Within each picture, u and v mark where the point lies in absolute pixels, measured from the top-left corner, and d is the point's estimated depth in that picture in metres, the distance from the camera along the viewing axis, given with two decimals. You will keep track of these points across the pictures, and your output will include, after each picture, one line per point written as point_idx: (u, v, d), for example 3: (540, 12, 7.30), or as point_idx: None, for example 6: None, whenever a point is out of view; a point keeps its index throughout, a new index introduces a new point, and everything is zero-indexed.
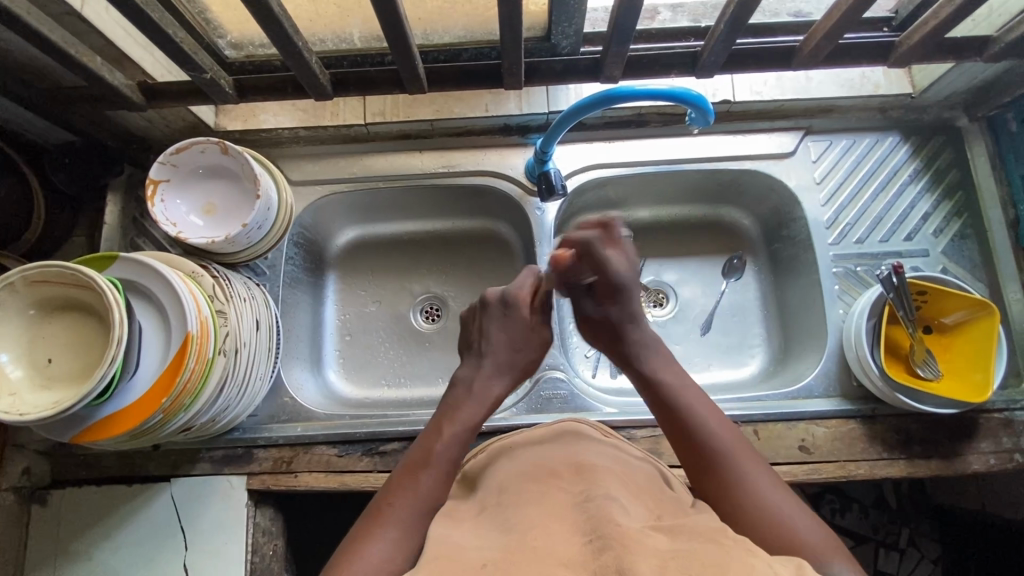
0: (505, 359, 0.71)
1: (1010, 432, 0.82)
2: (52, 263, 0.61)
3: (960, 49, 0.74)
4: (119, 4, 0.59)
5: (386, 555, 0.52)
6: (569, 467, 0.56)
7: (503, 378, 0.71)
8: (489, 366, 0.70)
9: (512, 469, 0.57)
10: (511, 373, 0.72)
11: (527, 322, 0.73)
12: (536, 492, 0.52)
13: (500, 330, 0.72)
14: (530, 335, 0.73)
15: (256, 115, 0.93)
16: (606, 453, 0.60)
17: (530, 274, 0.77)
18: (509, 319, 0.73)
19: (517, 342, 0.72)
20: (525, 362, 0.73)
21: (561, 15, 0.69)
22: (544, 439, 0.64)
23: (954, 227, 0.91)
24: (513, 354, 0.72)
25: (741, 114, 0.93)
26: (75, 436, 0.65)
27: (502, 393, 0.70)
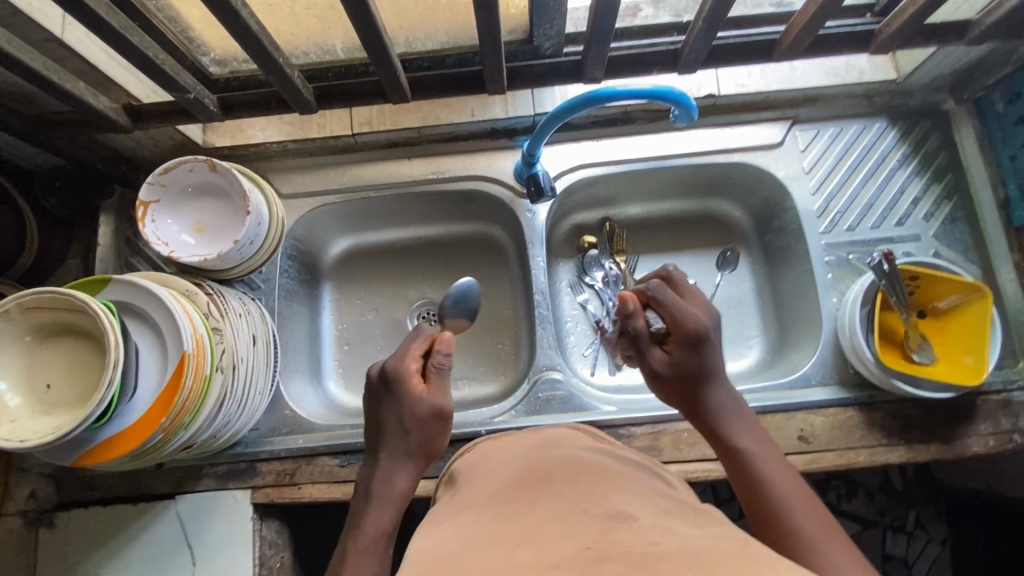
0: (415, 444, 0.67)
1: (1008, 413, 0.82)
2: (44, 290, 0.62)
3: (941, 34, 0.74)
4: (98, 30, 0.59)
5: None
6: (562, 463, 0.55)
7: (407, 468, 0.66)
8: (393, 451, 0.66)
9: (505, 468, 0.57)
10: (412, 461, 0.67)
11: (419, 403, 0.66)
12: (532, 488, 0.51)
13: (394, 415, 0.67)
14: (423, 415, 0.66)
15: (243, 131, 0.94)
16: (601, 450, 0.62)
17: (419, 336, 0.71)
18: (397, 404, 0.67)
19: (409, 425, 0.66)
20: (428, 443, 0.67)
21: (543, 18, 0.69)
22: (537, 440, 0.64)
23: (945, 210, 0.91)
24: (414, 435, 0.66)
25: (727, 107, 0.93)
26: (77, 459, 0.66)
27: (406, 483, 0.66)
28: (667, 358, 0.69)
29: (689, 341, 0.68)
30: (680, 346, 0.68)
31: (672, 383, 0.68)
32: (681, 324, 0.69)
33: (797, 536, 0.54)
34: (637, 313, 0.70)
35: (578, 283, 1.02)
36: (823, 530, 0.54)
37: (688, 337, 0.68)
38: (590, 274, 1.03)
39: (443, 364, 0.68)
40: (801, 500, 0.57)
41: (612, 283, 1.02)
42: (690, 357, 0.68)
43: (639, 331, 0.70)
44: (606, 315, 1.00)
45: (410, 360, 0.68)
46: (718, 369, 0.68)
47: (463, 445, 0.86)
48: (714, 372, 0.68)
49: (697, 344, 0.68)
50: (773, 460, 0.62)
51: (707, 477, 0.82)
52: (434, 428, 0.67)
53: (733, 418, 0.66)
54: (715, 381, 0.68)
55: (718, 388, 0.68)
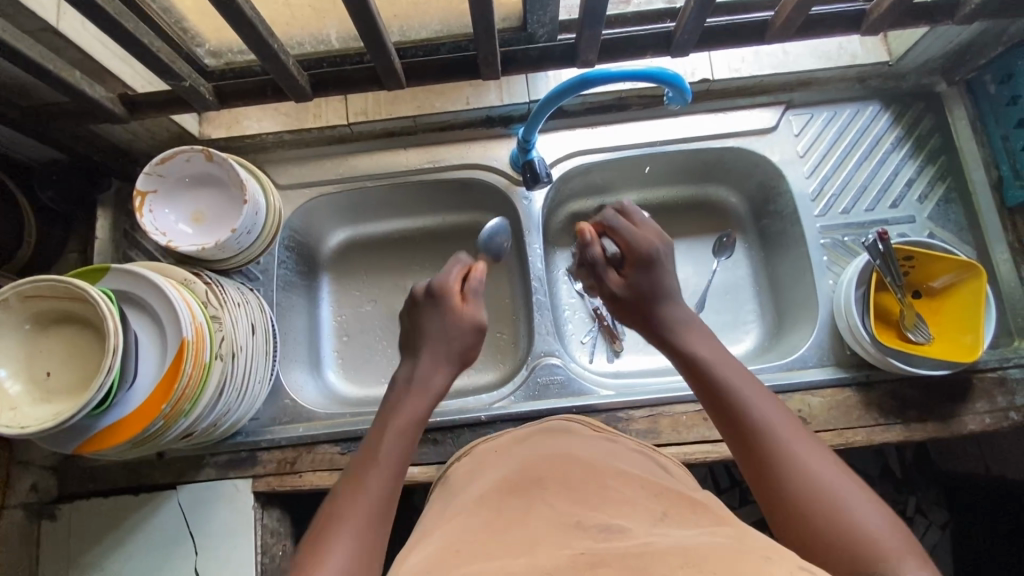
0: (432, 367, 0.70)
1: (1004, 391, 0.83)
2: (43, 277, 0.62)
3: (931, 13, 0.74)
4: (94, 17, 0.59)
5: (347, 549, 0.53)
6: (557, 462, 0.58)
7: (443, 364, 0.70)
8: (407, 381, 0.69)
9: (502, 466, 0.61)
10: (452, 361, 0.71)
11: (462, 316, 0.72)
12: (528, 492, 0.54)
13: (433, 327, 0.71)
14: (464, 323, 0.72)
15: (239, 122, 0.94)
16: (596, 445, 0.64)
17: (457, 262, 0.76)
18: (442, 315, 0.72)
19: (451, 330, 0.71)
20: (466, 351, 0.72)
21: (536, 3, 0.69)
22: (534, 433, 0.67)
23: (939, 191, 0.92)
24: (429, 362, 0.70)
25: (720, 92, 0.94)
26: (78, 447, 0.66)
27: (445, 381, 0.70)
28: (624, 280, 0.74)
29: (641, 259, 0.73)
30: (634, 267, 0.73)
31: (633, 306, 0.73)
32: (634, 248, 0.73)
33: (802, 477, 0.53)
34: (595, 243, 0.77)
35: None
36: (822, 464, 0.54)
37: (641, 258, 0.73)
38: None
39: (478, 288, 0.75)
40: (795, 436, 0.57)
41: None
42: (645, 277, 0.72)
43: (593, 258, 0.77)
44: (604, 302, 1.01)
45: (455, 278, 0.74)
46: (672, 288, 0.72)
47: (463, 432, 0.86)
48: (666, 289, 0.72)
49: (649, 264, 0.72)
50: (764, 399, 0.60)
51: (705, 459, 0.82)
52: (471, 338, 0.72)
53: (714, 359, 0.64)
54: (675, 300, 0.72)
55: (679, 306, 0.71)
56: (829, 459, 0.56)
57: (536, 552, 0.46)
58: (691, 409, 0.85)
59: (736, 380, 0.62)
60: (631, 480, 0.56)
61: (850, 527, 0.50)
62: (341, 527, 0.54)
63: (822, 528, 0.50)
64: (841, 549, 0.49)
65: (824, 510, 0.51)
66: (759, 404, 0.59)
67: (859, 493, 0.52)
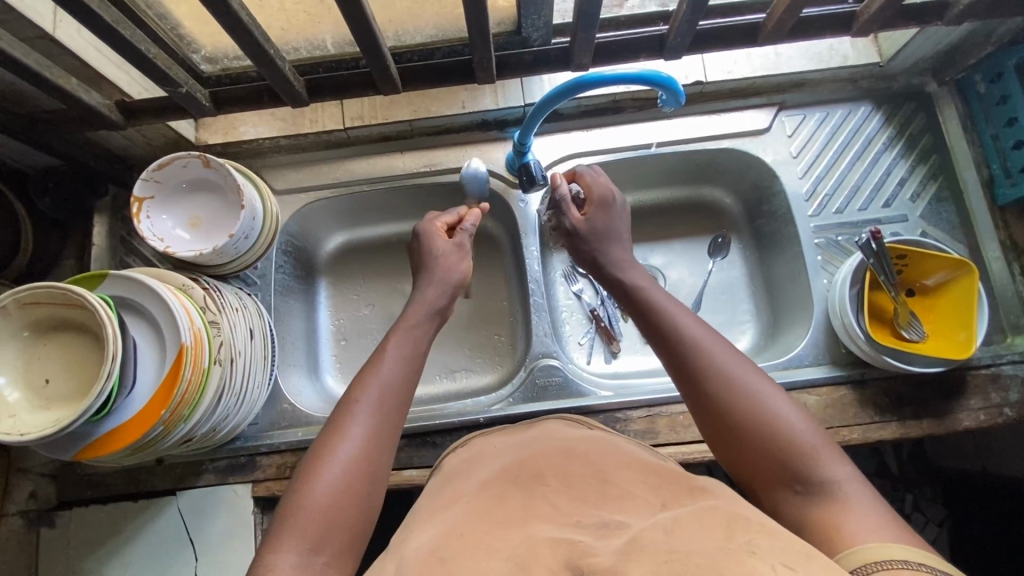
0: (427, 304, 0.74)
1: (998, 387, 0.84)
2: (41, 285, 0.62)
3: (920, 15, 0.75)
4: (90, 25, 0.60)
5: (341, 470, 0.55)
6: (555, 458, 0.60)
7: (443, 287, 0.76)
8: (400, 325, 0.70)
9: (500, 459, 0.62)
10: (436, 277, 0.77)
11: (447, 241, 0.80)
12: (526, 488, 0.56)
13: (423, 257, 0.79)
14: (440, 247, 0.79)
15: (235, 127, 0.94)
16: (594, 438, 0.65)
17: (452, 211, 0.85)
18: (428, 242, 0.80)
19: (434, 254, 0.79)
20: (449, 267, 0.78)
21: (529, 8, 0.70)
22: (531, 428, 0.69)
23: (931, 190, 0.93)
24: (416, 305, 0.73)
25: (714, 94, 0.94)
26: (77, 454, 0.66)
27: (435, 294, 0.75)
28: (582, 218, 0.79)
29: (596, 200, 0.79)
30: (593, 207, 0.79)
31: (586, 241, 0.79)
32: (595, 189, 0.80)
33: (745, 406, 0.58)
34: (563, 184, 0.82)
35: (572, 272, 1.03)
36: (762, 389, 0.59)
37: (599, 199, 0.79)
38: None
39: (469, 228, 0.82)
40: (736, 366, 0.60)
41: None
42: (601, 218, 0.79)
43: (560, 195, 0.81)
44: (601, 303, 1.01)
45: (444, 215, 0.83)
46: (619, 231, 0.80)
47: (462, 434, 0.86)
48: (615, 234, 0.79)
49: (603, 203, 0.79)
50: (708, 338, 0.63)
51: (704, 459, 0.83)
52: (459, 257, 0.80)
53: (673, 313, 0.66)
54: (622, 241, 0.79)
55: (625, 246, 0.79)
56: (769, 383, 0.60)
57: (536, 551, 0.46)
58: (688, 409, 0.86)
59: (684, 324, 0.65)
60: (626, 473, 0.58)
61: (790, 448, 0.55)
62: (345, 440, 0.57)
63: (766, 452, 0.56)
64: (784, 467, 0.55)
65: (767, 437, 0.56)
66: (703, 342, 0.62)
67: (796, 412, 0.57)
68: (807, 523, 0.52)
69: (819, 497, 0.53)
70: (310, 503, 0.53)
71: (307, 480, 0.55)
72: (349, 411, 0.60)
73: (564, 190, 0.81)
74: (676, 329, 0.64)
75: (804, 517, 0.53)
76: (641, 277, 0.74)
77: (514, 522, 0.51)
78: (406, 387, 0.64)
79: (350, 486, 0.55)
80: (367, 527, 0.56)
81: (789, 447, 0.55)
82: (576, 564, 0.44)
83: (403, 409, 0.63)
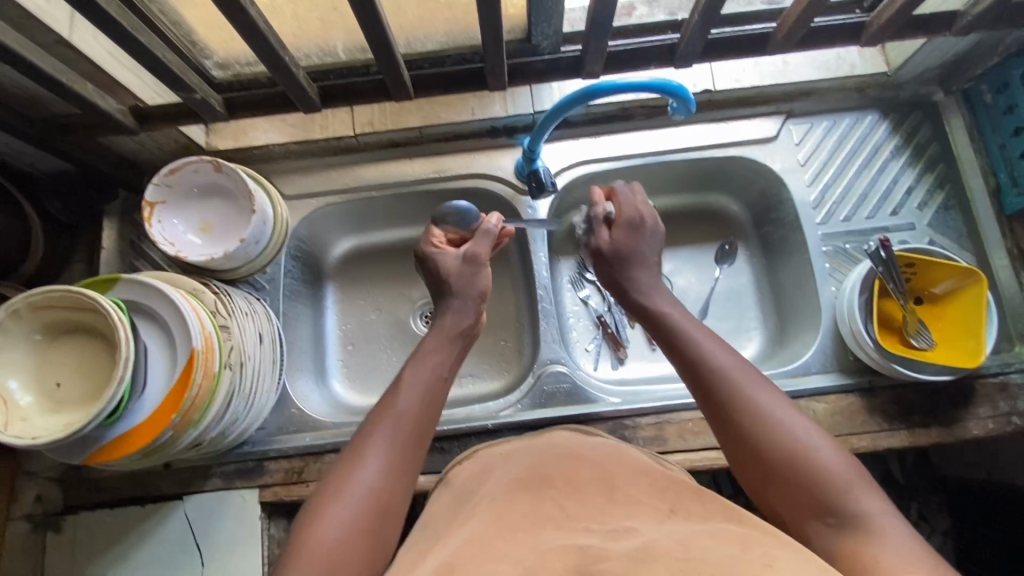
0: (450, 330, 0.74)
1: (1006, 396, 0.83)
2: (55, 287, 0.62)
3: (928, 25, 0.76)
4: (107, 30, 0.60)
5: (348, 513, 0.56)
6: (564, 462, 0.60)
7: (467, 308, 0.76)
8: (421, 353, 0.71)
9: (510, 465, 0.62)
10: (462, 298, 0.77)
11: (453, 256, 0.80)
12: (537, 495, 0.56)
13: (435, 278, 0.80)
14: (453, 266, 0.79)
15: (246, 133, 0.95)
16: (605, 444, 0.65)
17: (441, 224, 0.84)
18: (430, 264, 0.80)
19: (449, 276, 0.79)
20: (470, 286, 0.78)
21: (541, 16, 0.71)
22: (540, 435, 0.69)
23: (937, 199, 0.93)
24: (436, 333, 0.74)
25: (723, 102, 0.95)
26: (87, 458, 0.66)
27: (459, 318, 0.76)
28: (613, 243, 0.78)
29: (628, 223, 0.78)
30: (620, 230, 0.78)
31: (608, 263, 0.78)
32: (626, 213, 0.79)
33: (773, 439, 0.57)
34: (600, 203, 0.81)
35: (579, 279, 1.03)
36: (794, 423, 0.57)
37: (631, 222, 0.78)
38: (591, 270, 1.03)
39: (491, 230, 0.80)
40: (766, 399, 0.59)
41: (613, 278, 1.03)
42: (626, 241, 0.77)
43: (601, 214, 0.80)
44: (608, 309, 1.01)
45: (433, 231, 0.83)
46: (645, 255, 0.77)
47: (469, 439, 0.86)
48: (642, 257, 0.77)
49: (633, 227, 0.78)
50: (739, 369, 0.61)
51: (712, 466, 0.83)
52: (472, 270, 0.78)
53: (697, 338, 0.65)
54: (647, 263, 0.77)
55: (648, 266, 0.77)
56: (800, 416, 0.59)
57: (552, 559, 0.46)
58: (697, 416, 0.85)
59: (708, 351, 0.63)
60: (636, 478, 0.58)
61: (822, 483, 0.54)
62: (358, 475, 0.58)
63: (797, 485, 0.55)
64: (815, 502, 0.54)
65: (798, 472, 0.55)
66: (732, 374, 0.61)
67: (828, 445, 0.56)
68: (839, 558, 0.51)
69: (851, 534, 0.52)
70: (317, 544, 0.53)
71: (319, 513, 0.56)
72: (362, 445, 0.61)
73: (598, 212, 0.80)
74: (703, 357, 0.63)
75: (833, 549, 0.52)
76: (668, 302, 0.72)
77: (528, 528, 0.51)
78: (423, 422, 0.64)
79: (360, 521, 0.56)
80: (380, 561, 0.56)
81: (822, 483, 0.54)
82: (594, 571, 0.44)
83: (417, 443, 0.63)
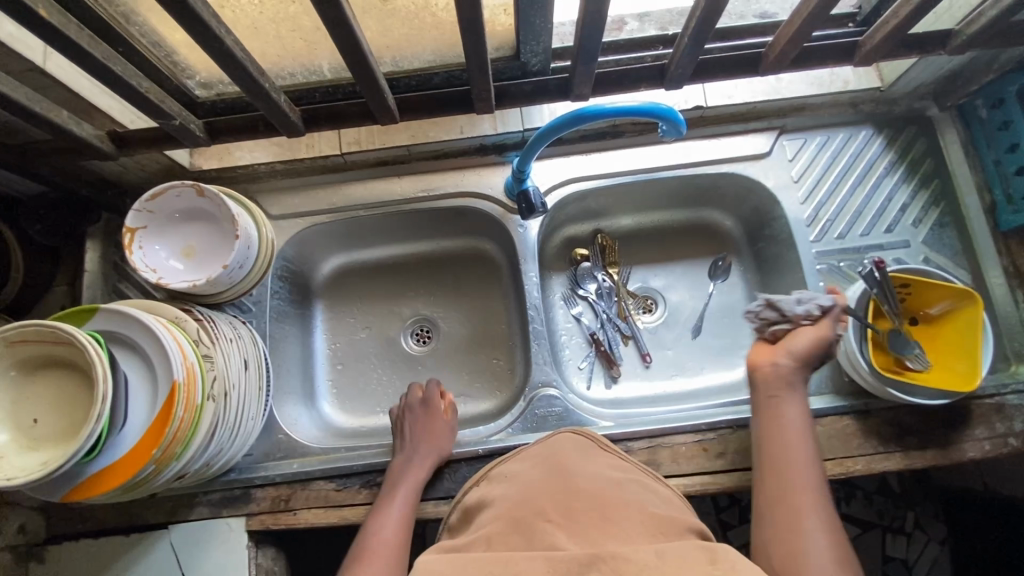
0: (413, 483, 0.80)
1: (1002, 417, 0.83)
2: (29, 323, 0.61)
3: (923, 44, 0.74)
4: (80, 62, 0.58)
5: None
6: (561, 496, 0.59)
7: (429, 462, 0.83)
8: (383, 506, 0.78)
9: (506, 498, 0.62)
10: (434, 457, 0.83)
11: (443, 421, 0.87)
12: (528, 525, 0.55)
13: (416, 430, 0.85)
14: (440, 427, 0.86)
15: (230, 153, 0.93)
16: (603, 474, 0.64)
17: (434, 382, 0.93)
18: (424, 419, 0.87)
19: (432, 431, 0.85)
20: (441, 446, 0.85)
21: (529, 34, 0.69)
22: (541, 464, 0.68)
23: (932, 216, 0.92)
24: (399, 486, 0.80)
25: (714, 118, 0.94)
26: (67, 494, 0.65)
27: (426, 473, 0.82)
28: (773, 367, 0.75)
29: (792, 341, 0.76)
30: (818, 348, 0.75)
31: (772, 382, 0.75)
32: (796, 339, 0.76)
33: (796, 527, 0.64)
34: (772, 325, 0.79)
35: (571, 295, 1.03)
36: (829, 558, 0.61)
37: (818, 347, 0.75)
38: (583, 286, 1.03)
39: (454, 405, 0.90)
40: (816, 532, 0.63)
41: (605, 295, 1.03)
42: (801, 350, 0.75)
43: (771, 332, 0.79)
44: (600, 327, 1.00)
45: (437, 396, 0.90)
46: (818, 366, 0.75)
47: (459, 466, 0.85)
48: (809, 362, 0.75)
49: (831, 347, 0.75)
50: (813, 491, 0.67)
51: (706, 491, 0.81)
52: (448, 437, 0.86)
53: (792, 418, 0.73)
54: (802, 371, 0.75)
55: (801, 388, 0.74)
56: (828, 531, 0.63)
57: None
58: (691, 440, 0.84)
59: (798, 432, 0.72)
60: (629, 514, 0.57)
61: None
62: None
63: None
64: None
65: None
66: (795, 499, 0.66)
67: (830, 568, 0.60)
68: None
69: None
70: None
71: None
72: None
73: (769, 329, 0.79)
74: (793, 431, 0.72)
75: None
76: (794, 412, 0.73)
77: None
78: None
79: None
80: None
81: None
82: None
83: None
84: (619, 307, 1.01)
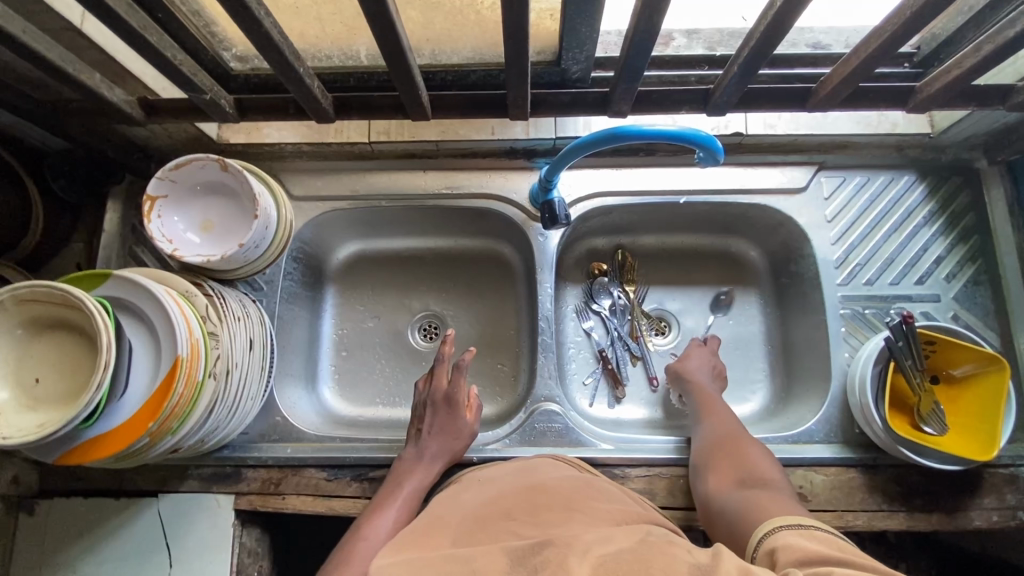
0: (420, 479, 0.79)
1: (1014, 489, 0.80)
2: (41, 283, 0.61)
3: (982, 97, 0.71)
4: (117, 29, 0.57)
5: None
6: (527, 495, 0.63)
7: (441, 459, 0.81)
8: (382, 500, 0.77)
9: (480, 492, 0.66)
10: (444, 457, 0.81)
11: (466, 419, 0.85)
12: (496, 521, 0.59)
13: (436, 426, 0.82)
14: (465, 426, 0.84)
15: (259, 129, 0.93)
16: (568, 476, 0.68)
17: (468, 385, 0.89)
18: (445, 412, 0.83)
19: (452, 431, 0.83)
20: (455, 447, 0.83)
21: (572, 41, 0.66)
22: (518, 470, 0.71)
23: (967, 272, 0.89)
24: (409, 477, 0.79)
25: (753, 146, 0.91)
26: (61, 457, 0.65)
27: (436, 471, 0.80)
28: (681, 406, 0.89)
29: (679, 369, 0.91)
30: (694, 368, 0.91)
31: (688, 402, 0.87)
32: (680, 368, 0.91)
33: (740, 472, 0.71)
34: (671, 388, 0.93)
35: (584, 309, 1.01)
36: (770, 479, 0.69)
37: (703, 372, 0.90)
38: (598, 300, 1.01)
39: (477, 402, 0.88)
40: (755, 464, 0.72)
41: (619, 312, 1.01)
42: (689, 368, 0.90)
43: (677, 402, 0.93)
44: (610, 344, 0.98)
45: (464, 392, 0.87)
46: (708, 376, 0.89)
47: (452, 470, 0.84)
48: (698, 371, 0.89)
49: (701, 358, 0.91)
50: (741, 443, 0.76)
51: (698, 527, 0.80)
52: (464, 437, 0.84)
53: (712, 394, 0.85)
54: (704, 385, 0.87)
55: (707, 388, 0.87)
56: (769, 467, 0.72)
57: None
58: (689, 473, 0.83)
59: (719, 408, 0.83)
60: (596, 504, 0.61)
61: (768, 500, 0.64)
62: None
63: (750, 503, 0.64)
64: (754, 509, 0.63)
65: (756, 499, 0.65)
66: (728, 447, 0.75)
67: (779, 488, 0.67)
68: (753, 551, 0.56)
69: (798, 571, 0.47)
70: None
71: None
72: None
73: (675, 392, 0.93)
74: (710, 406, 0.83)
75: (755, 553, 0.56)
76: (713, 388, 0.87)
77: None
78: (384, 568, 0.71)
79: None
80: None
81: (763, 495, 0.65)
82: None
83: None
84: (631, 326, 1.00)
